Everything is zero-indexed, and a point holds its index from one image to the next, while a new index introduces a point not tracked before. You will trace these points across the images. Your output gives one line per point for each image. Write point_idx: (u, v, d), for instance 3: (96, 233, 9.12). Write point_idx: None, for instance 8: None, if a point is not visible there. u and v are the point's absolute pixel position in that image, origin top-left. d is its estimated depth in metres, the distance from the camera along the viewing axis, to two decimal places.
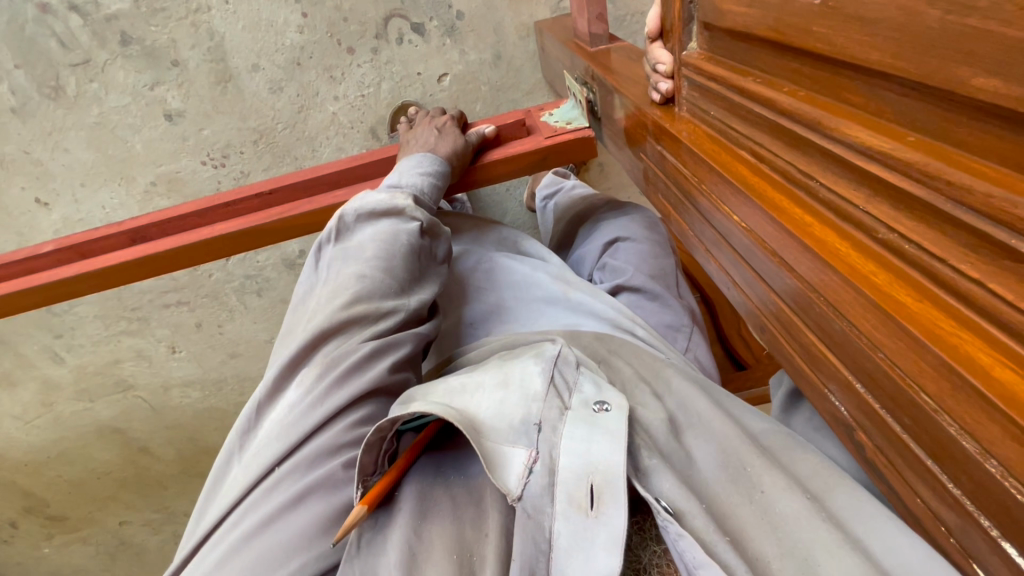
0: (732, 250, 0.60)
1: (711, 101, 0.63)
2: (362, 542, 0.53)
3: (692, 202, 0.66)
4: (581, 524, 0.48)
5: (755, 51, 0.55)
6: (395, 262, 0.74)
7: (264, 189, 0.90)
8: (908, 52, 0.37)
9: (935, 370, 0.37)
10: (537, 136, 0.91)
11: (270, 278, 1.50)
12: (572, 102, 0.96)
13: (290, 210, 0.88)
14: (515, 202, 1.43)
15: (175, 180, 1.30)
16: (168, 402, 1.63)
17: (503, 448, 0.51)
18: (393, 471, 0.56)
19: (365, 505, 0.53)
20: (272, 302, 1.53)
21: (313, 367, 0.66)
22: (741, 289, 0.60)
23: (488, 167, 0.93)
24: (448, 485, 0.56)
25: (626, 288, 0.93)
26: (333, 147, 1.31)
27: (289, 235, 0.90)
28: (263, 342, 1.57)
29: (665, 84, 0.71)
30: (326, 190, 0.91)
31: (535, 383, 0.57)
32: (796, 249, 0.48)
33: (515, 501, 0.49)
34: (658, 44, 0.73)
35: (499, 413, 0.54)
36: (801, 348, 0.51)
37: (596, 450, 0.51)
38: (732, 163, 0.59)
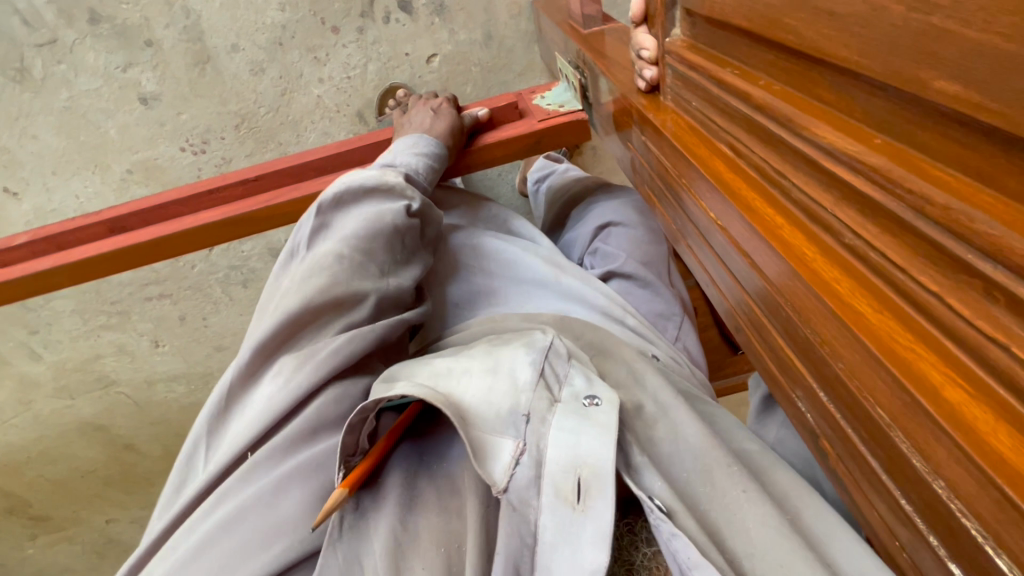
0: (705, 245, 0.54)
1: (691, 91, 0.55)
2: (344, 527, 0.50)
3: (670, 189, 0.60)
4: (569, 517, 0.46)
5: (732, 39, 0.48)
6: (378, 250, 0.69)
7: (249, 176, 0.84)
8: (869, 47, 0.32)
9: (888, 387, 0.33)
10: (530, 120, 0.84)
11: (256, 269, 1.46)
12: (563, 84, 0.89)
13: (276, 198, 0.81)
14: (507, 188, 1.40)
15: (153, 167, 1.25)
16: (153, 397, 1.58)
17: (487, 434, 0.49)
18: (374, 457, 0.53)
19: (346, 488, 0.50)
20: (259, 293, 1.48)
21: (290, 358, 0.62)
22: (716, 287, 0.54)
23: (483, 151, 0.85)
24: (433, 475, 0.54)
25: (616, 275, 0.89)
26: (318, 131, 1.26)
27: (273, 225, 0.83)
28: None
29: (649, 70, 0.61)
30: (315, 177, 0.84)
31: (524, 373, 0.54)
32: (763, 248, 0.43)
33: (501, 492, 0.46)
34: (642, 29, 0.63)
35: (486, 401, 0.52)
36: (773, 354, 0.46)
37: (583, 442, 0.49)
38: (704, 153, 0.52)
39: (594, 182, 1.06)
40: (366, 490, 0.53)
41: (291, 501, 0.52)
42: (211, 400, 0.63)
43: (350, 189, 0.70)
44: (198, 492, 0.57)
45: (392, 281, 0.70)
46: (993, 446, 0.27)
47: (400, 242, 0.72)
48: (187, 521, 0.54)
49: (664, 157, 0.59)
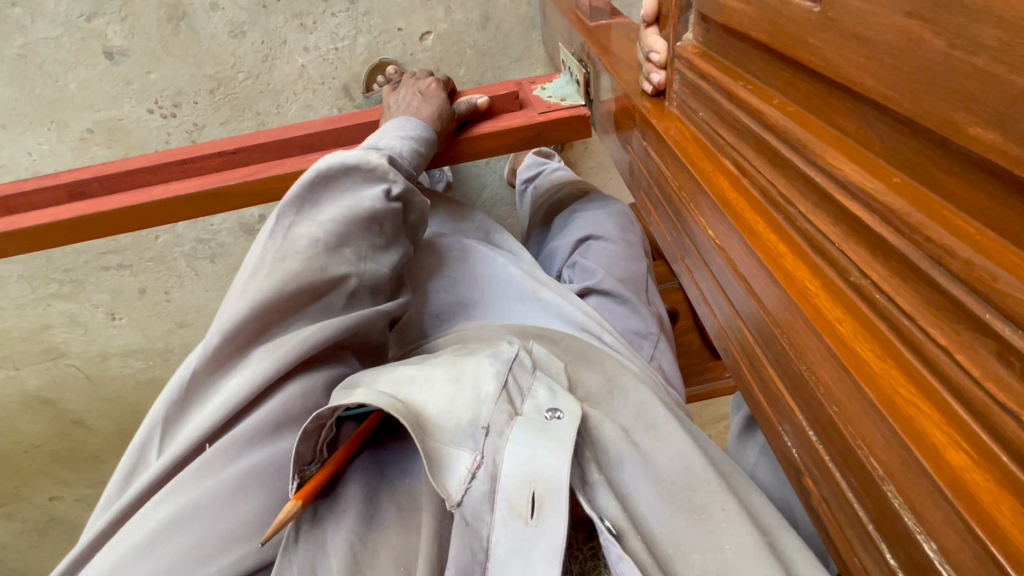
0: (686, 251, 0.47)
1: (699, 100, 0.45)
2: (297, 539, 0.42)
3: (654, 184, 0.52)
4: (520, 534, 0.38)
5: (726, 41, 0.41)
6: (362, 242, 0.63)
7: (227, 146, 0.78)
8: (899, 78, 0.26)
9: (886, 443, 0.27)
10: (530, 110, 0.79)
11: (225, 244, 1.39)
12: (565, 76, 0.84)
13: (256, 173, 0.76)
14: (494, 177, 1.36)
15: (116, 128, 1.16)
16: (106, 372, 1.49)
17: (442, 444, 0.41)
18: (335, 463, 0.46)
19: (300, 499, 0.42)
20: (227, 269, 1.41)
21: (258, 348, 0.54)
22: (694, 294, 0.47)
23: (475, 142, 0.80)
24: (394, 493, 0.46)
25: (595, 291, 0.82)
26: (300, 104, 1.20)
27: (251, 202, 0.77)
28: (216, 312, 1.45)
29: (657, 75, 0.51)
30: (298, 153, 0.79)
31: (487, 383, 0.46)
32: (753, 267, 0.37)
33: (454, 507, 0.39)
34: (654, 29, 0.51)
35: (445, 411, 0.43)
36: (755, 379, 0.39)
37: (540, 453, 0.41)
38: (692, 151, 0.45)
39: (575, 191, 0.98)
40: (321, 499, 0.46)
41: (246, 503, 0.45)
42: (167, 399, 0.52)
43: (331, 168, 0.61)
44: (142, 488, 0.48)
45: (366, 265, 0.63)
46: (996, 520, 0.22)
47: (380, 228, 0.65)
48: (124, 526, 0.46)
49: (654, 153, 0.51)
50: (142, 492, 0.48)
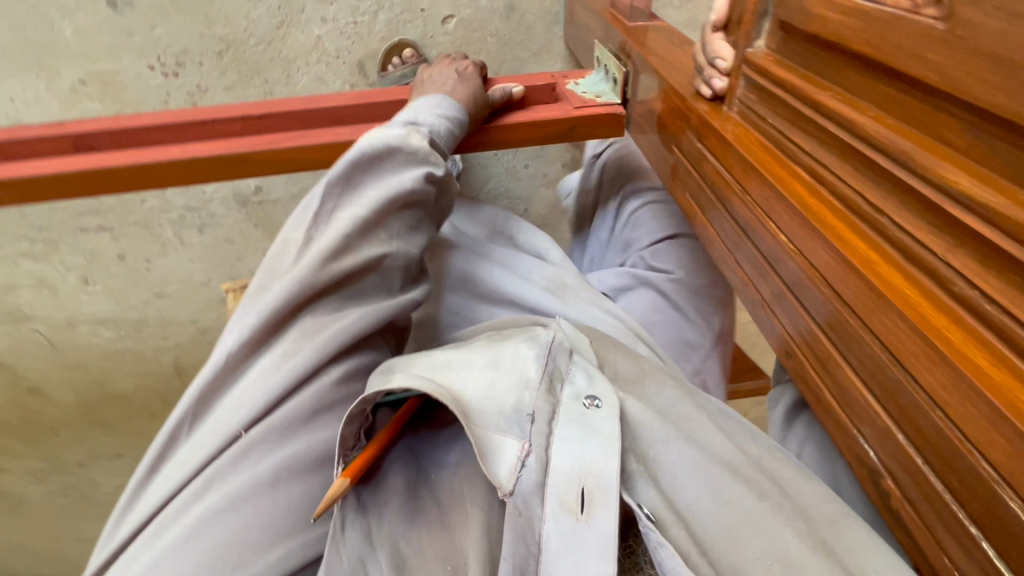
0: (745, 249, 0.46)
1: (768, 107, 0.45)
2: (345, 527, 0.41)
3: (709, 189, 0.52)
4: (570, 528, 0.36)
5: (810, 52, 0.41)
6: (398, 228, 0.61)
7: (251, 112, 0.75)
8: (1013, 83, 0.25)
9: (1007, 449, 0.24)
10: (565, 104, 0.79)
11: (215, 214, 1.31)
12: (600, 73, 0.84)
13: (281, 142, 0.73)
14: (500, 168, 1.34)
15: (113, 82, 1.09)
16: (73, 339, 1.40)
17: (489, 431, 0.39)
18: (377, 444, 0.46)
19: (349, 478, 0.42)
20: (216, 241, 1.34)
21: (292, 331, 0.52)
22: (751, 297, 0.46)
23: (505, 130, 0.77)
24: (432, 486, 0.45)
25: (650, 287, 0.77)
26: (312, 76, 1.16)
27: (272, 172, 0.74)
28: (199, 284, 1.38)
29: (719, 80, 0.51)
30: (326, 126, 0.76)
31: (528, 368, 0.44)
32: (835, 267, 0.34)
33: (506, 497, 0.37)
34: (720, 35, 0.51)
35: (487, 397, 0.42)
36: (814, 376, 0.37)
37: (586, 444, 0.39)
38: (761, 156, 0.44)
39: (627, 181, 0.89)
40: (362, 487, 0.44)
41: (288, 496, 0.45)
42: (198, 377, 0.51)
43: (372, 147, 0.59)
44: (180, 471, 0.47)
45: (401, 250, 0.61)
46: None
47: (412, 212, 0.63)
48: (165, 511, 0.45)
49: (711, 156, 0.51)
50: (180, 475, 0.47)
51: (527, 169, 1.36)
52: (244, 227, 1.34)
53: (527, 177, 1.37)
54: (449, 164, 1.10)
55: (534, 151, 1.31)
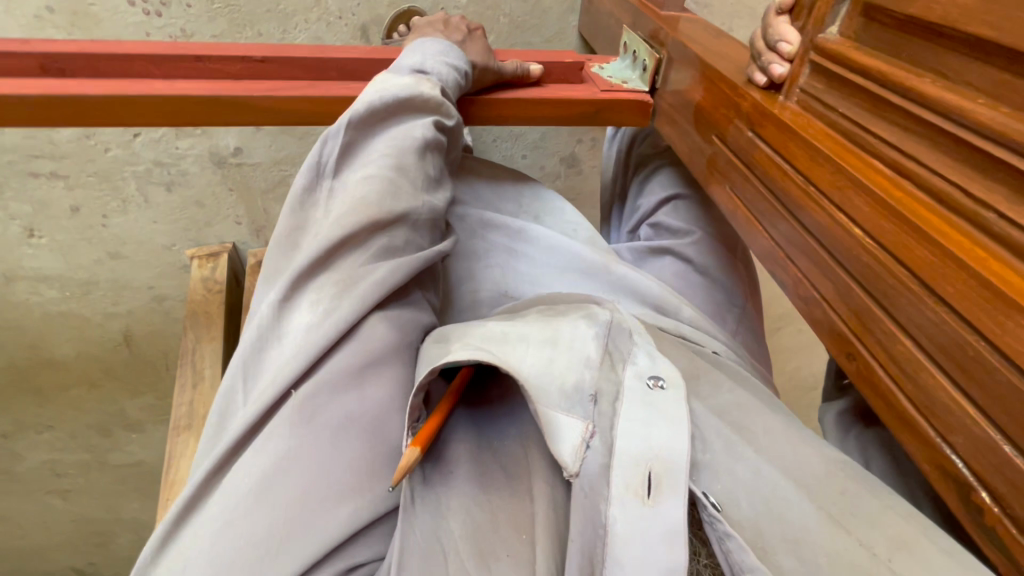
0: (801, 245, 0.44)
1: (839, 96, 0.43)
2: (417, 500, 0.40)
3: (759, 182, 0.49)
4: (638, 514, 0.36)
5: (897, 36, 0.38)
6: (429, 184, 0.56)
7: (253, 53, 0.67)
8: None
9: None
10: (591, 86, 0.75)
11: (187, 173, 1.16)
12: (625, 61, 0.81)
13: (285, 90, 0.66)
14: (497, 156, 1.27)
15: (85, 13, 0.96)
16: (9, 296, 1.24)
17: (552, 411, 0.38)
18: (440, 415, 0.44)
19: (419, 447, 0.40)
20: (185, 202, 1.20)
21: (324, 288, 0.48)
22: (803, 295, 0.43)
23: (518, 106, 0.72)
24: (496, 454, 0.44)
25: (672, 254, 0.75)
26: (309, 35, 1.05)
27: (272, 122, 0.67)
28: (160, 248, 1.25)
29: (780, 67, 0.49)
30: (335, 79, 0.70)
31: (588, 349, 0.43)
32: (929, 256, 0.32)
33: (573, 477, 0.37)
34: (785, 18, 0.49)
35: (548, 374, 0.40)
36: (889, 383, 0.35)
37: (651, 429, 0.39)
38: (827, 142, 0.42)
39: (655, 145, 0.83)
40: (428, 462, 0.43)
41: (349, 457, 0.40)
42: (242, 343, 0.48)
43: (383, 102, 0.54)
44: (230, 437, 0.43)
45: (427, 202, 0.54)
46: None
47: (434, 163, 0.57)
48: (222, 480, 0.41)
49: (765, 146, 0.49)
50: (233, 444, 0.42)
51: (525, 159, 1.29)
52: (217, 189, 1.20)
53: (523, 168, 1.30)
54: None
55: (535, 140, 1.26)
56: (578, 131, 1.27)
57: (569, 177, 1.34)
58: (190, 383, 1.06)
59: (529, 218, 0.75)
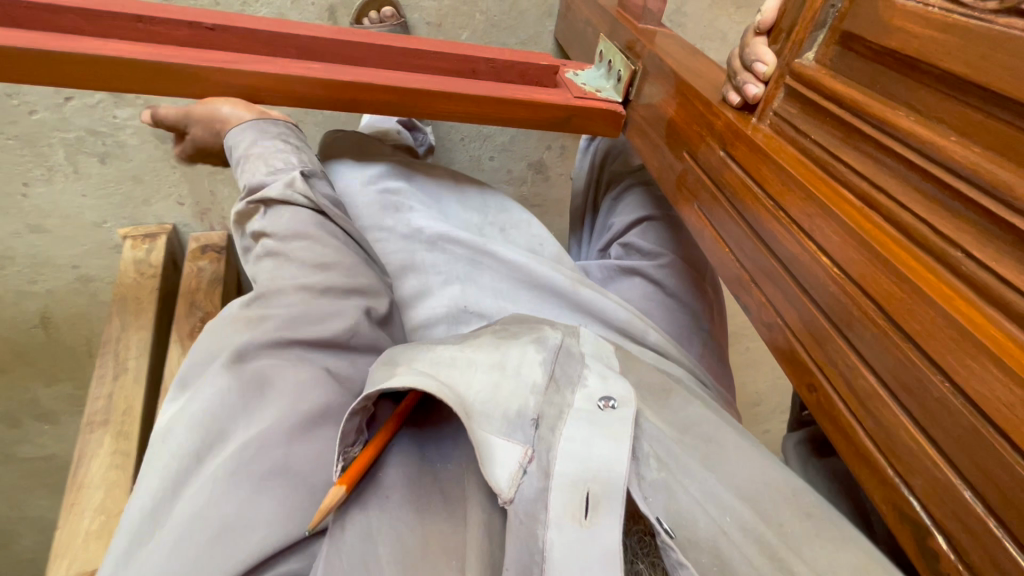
0: (766, 270, 0.43)
1: (815, 122, 0.43)
2: (348, 526, 0.38)
3: (729, 204, 0.49)
4: (574, 537, 0.34)
5: (876, 68, 0.38)
6: (318, 239, 0.58)
7: (204, 19, 0.62)
8: None
9: None
10: (563, 91, 0.73)
11: (126, 145, 1.06)
12: (600, 69, 0.80)
13: (237, 63, 0.61)
14: (464, 156, 1.24)
15: None
16: None
17: (490, 435, 0.37)
18: (377, 443, 0.43)
19: (345, 485, 0.40)
20: (121, 176, 1.10)
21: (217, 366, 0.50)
22: (765, 320, 0.43)
23: (490, 108, 0.69)
24: (436, 477, 0.43)
25: (639, 275, 0.75)
26: (273, 10, 0.96)
27: (220, 96, 0.62)
28: (89, 224, 1.14)
29: (754, 87, 0.48)
30: (294, 57, 0.65)
31: (533, 373, 0.41)
32: (900, 291, 0.31)
33: (506, 504, 0.35)
34: (763, 40, 0.48)
35: (490, 401, 0.39)
36: (847, 416, 0.35)
37: (595, 449, 0.37)
38: (802, 170, 0.42)
39: (628, 164, 0.84)
40: (363, 485, 0.41)
41: (263, 499, 0.40)
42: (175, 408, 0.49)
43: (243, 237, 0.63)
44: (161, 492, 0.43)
45: (275, 288, 0.54)
46: None
47: (281, 239, 0.57)
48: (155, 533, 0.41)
49: (737, 168, 0.48)
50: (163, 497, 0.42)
51: (492, 162, 1.26)
52: (159, 166, 1.10)
53: (489, 170, 1.27)
54: (418, 135, 1.00)
55: (503, 143, 1.24)
56: (547, 137, 1.26)
57: (536, 183, 1.32)
58: (111, 374, 0.97)
59: (493, 229, 0.73)
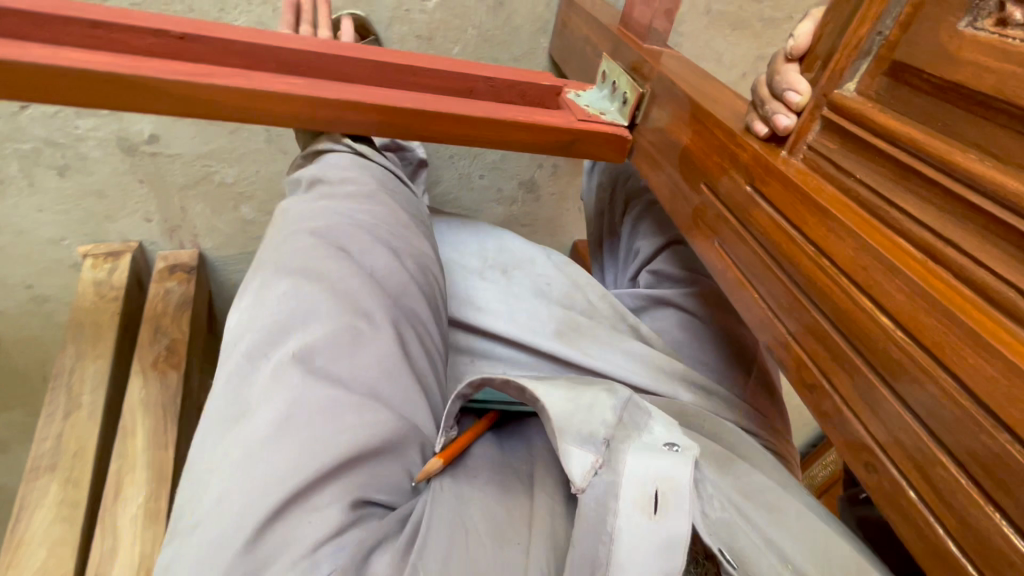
0: (809, 325, 0.40)
1: (861, 161, 0.39)
2: (445, 488, 0.47)
3: (757, 245, 0.45)
4: (643, 526, 0.37)
5: (936, 104, 0.35)
6: (354, 173, 0.61)
7: (172, 27, 0.55)
8: None
9: None
10: (566, 114, 0.68)
11: (88, 158, 0.97)
12: (601, 90, 0.76)
13: (208, 77, 0.54)
14: (452, 175, 1.18)
15: None
16: None
17: (567, 437, 0.41)
18: (472, 431, 0.52)
19: (442, 458, 0.48)
20: (82, 190, 1.00)
21: (273, 266, 0.52)
22: (808, 382, 0.40)
23: (489, 129, 0.64)
24: (515, 467, 0.51)
25: (669, 304, 0.75)
26: (251, 17, 0.90)
27: (189, 113, 0.55)
28: (43, 242, 1.04)
29: (785, 118, 0.44)
30: (273, 71, 0.59)
31: (605, 413, 0.43)
32: (994, 371, 0.27)
33: (579, 492, 0.39)
34: (795, 67, 0.44)
35: (571, 413, 0.42)
36: (921, 508, 0.31)
37: (661, 460, 0.40)
38: (849, 212, 0.38)
39: (638, 186, 0.82)
40: (454, 464, 0.50)
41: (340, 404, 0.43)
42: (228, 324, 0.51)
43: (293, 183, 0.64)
44: (228, 399, 0.45)
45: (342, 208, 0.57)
46: None
47: (356, 177, 0.61)
48: (222, 440, 0.43)
49: (766, 206, 0.44)
50: (231, 401, 0.44)
51: (481, 180, 1.21)
52: (124, 180, 1.01)
53: (479, 189, 1.22)
54: (406, 153, 0.94)
55: (493, 161, 1.19)
56: (539, 156, 1.21)
57: (526, 202, 1.28)
58: (62, 411, 0.88)
59: (495, 271, 0.74)
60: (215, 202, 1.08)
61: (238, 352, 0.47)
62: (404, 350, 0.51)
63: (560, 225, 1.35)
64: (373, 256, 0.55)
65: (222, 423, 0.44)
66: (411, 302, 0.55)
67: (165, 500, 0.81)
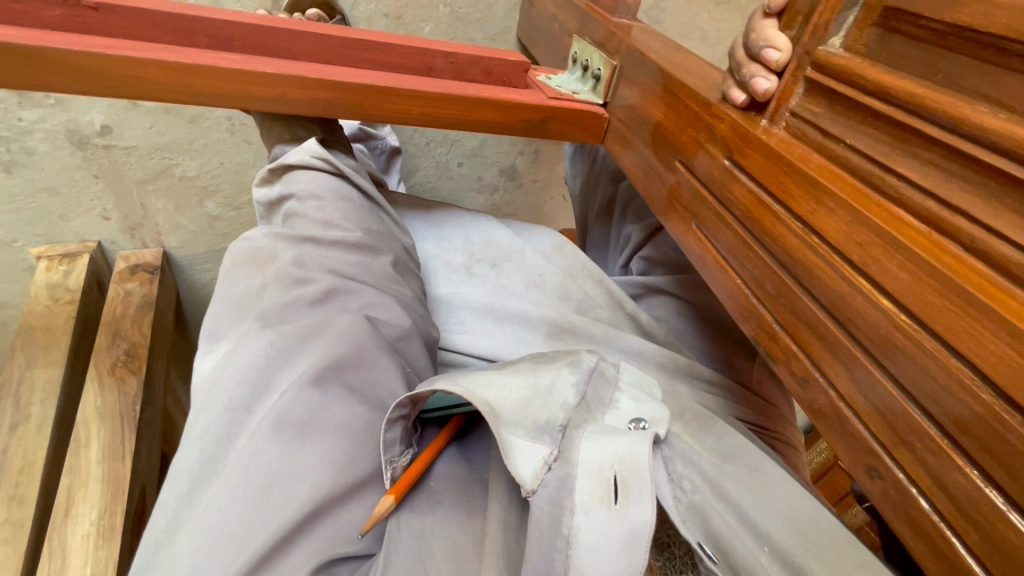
0: (798, 314, 0.36)
1: (856, 124, 0.35)
2: (403, 526, 0.44)
3: (737, 225, 0.41)
4: (603, 521, 0.35)
5: (936, 52, 0.30)
6: (329, 200, 0.59)
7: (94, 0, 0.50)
8: None
9: None
10: (537, 92, 0.64)
11: (35, 153, 0.89)
12: (573, 73, 0.71)
13: (136, 55, 0.49)
14: (430, 163, 1.13)
15: None
16: None
17: (515, 436, 0.39)
18: (427, 453, 0.48)
19: (394, 496, 0.44)
20: (29, 186, 0.92)
21: (252, 310, 0.51)
22: (798, 374, 0.36)
23: (450, 108, 0.59)
24: (483, 483, 0.49)
25: (662, 292, 0.71)
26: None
27: (120, 91, 0.50)
28: None
29: (764, 80, 0.40)
30: (212, 47, 0.54)
31: (566, 394, 0.43)
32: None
33: (529, 495, 0.37)
34: (773, 23, 0.40)
35: (521, 410, 0.41)
36: (938, 524, 0.27)
37: (617, 441, 0.39)
38: (842, 182, 0.34)
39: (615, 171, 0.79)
40: (412, 493, 0.46)
41: (308, 457, 0.42)
42: (206, 370, 0.50)
43: (268, 201, 0.64)
44: (196, 452, 0.44)
45: (316, 240, 0.56)
46: None
47: (327, 187, 0.60)
48: (196, 495, 0.43)
49: (746, 178, 0.40)
50: (201, 455, 0.44)
51: (460, 168, 1.16)
52: (77, 175, 0.93)
53: (458, 177, 1.17)
54: (377, 139, 0.88)
55: (472, 147, 1.13)
56: (520, 141, 1.16)
57: (508, 191, 1.23)
58: (9, 422, 0.82)
59: (483, 267, 0.70)
60: (177, 198, 1.01)
61: (208, 399, 0.47)
62: (378, 385, 0.48)
63: (544, 214, 1.30)
64: (361, 296, 0.53)
65: (191, 476, 0.43)
66: (408, 346, 0.54)
67: (121, 515, 0.77)
